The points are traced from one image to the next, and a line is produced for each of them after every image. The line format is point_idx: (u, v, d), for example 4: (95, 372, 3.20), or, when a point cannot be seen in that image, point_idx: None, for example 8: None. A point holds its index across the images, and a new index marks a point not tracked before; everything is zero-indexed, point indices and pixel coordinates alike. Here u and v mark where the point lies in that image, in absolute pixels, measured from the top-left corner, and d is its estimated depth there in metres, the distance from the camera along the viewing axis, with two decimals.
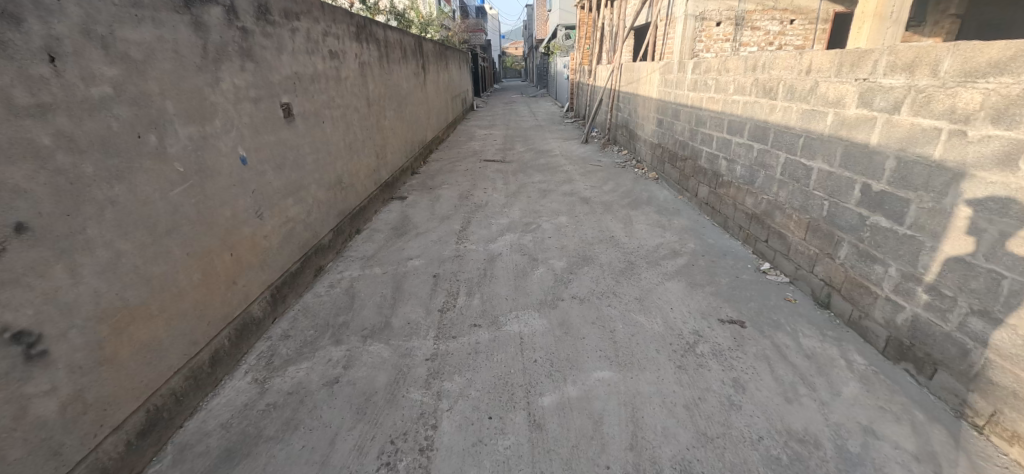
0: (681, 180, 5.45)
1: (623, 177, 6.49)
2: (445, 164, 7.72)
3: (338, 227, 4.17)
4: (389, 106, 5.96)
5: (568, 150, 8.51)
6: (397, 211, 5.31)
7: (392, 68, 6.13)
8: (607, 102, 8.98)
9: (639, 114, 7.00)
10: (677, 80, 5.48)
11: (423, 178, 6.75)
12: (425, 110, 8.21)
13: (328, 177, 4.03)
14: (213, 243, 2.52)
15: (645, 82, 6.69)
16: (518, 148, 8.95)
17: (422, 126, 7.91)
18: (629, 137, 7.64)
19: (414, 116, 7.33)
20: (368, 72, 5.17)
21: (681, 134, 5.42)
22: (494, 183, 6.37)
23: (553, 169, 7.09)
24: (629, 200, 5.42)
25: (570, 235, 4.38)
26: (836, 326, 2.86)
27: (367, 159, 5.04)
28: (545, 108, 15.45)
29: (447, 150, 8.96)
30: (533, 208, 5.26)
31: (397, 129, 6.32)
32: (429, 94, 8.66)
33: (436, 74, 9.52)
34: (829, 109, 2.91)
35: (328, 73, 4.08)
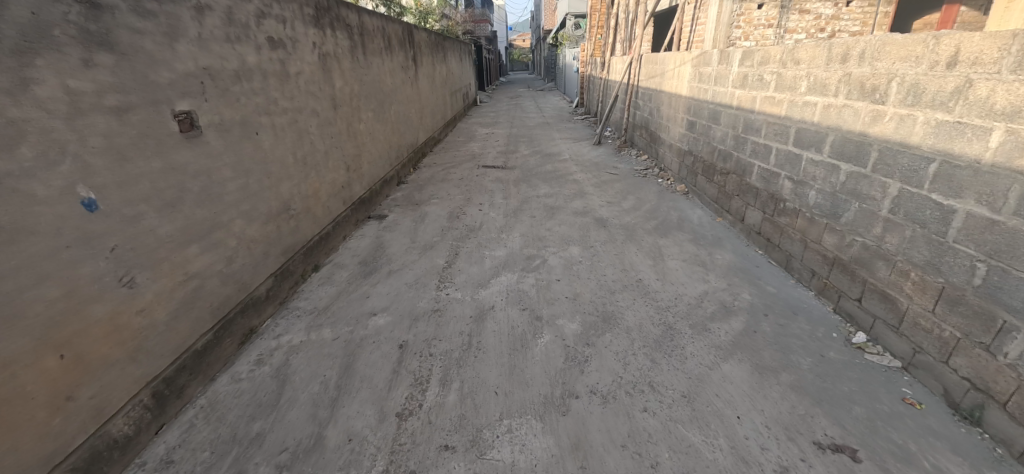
0: (719, 197, 4.42)
1: (646, 189, 5.46)
2: (438, 170, 6.71)
3: (284, 269, 3.21)
4: (366, 107, 4.95)
5: (579, 153, 7.46)
6: (371, 236, 4.34)
7: (370, 59, 5.12)
8: (624, 98, 7.90)
9: (664, 113, 5.94)
10: (716, 74, 4.41)
11: (409, 190, 5.76)
12: (416, 108, 7.19)
13: (269, 204, 3.07)
14: (19, 347, 1.59)
15: (672, 76, 5.62)
16: (522, 150, 7.93)
17: (412, 127, 6.90)
18: (650, 139, 6.58)
19: (401, 117, 6.31)
20: (335, 65, 4.18)
21: (721, 141, 4.37)
22: (492, 197, 5.38)
23: (561, 178, 6.07)
24: (656, 222, 4.40)
25: (583, 277, 3.38)
26: (1001, 463, 1.85)
27: (332, 175, 4.06)
28: (553, 104, 14.35)
29: (442, 153, 7.95)
30: (537, 232, 4.26)
31: (378, 132, 5.32)
32: (422, 89, 7.62)
33: (431, 66, 8.46)
34: (996, 122, 1.92)
35: (269, 67, 3.10)
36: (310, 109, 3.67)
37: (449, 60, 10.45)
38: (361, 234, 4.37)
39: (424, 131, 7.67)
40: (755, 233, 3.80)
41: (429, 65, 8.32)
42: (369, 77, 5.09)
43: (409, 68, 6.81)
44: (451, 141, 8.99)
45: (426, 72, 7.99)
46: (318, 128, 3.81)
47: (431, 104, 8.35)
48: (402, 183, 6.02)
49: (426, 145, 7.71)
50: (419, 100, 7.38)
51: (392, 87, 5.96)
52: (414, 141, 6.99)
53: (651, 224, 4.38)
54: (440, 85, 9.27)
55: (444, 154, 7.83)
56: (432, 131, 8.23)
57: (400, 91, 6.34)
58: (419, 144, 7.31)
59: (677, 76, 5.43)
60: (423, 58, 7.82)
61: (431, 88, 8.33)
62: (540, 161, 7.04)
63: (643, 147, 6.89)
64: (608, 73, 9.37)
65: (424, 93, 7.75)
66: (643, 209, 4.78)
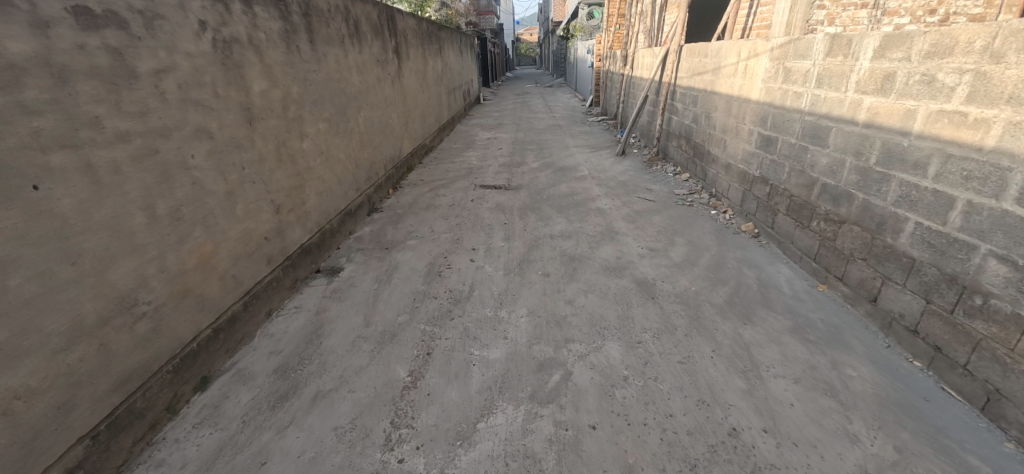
0: (824, 255, 2.97)
1: (698, 226, 4.02)
2: (424, 191, 5.30)
3: (117, 416, 1.85)
4: (315, 117, 3.54)
5: (601, 168, 6.01)
6: (310, 310, 2.95)
7: (322, 50, 3.71)
8: (654, 99, 6.42)
9: (719, 123, 4.47)
10: (819, 72, 2.96)
11: (381, 224, 4.35)
12: (398, 111, 5.76)
13: (73, 311, 1.71)
14: None
15: (732, 73, 4.15)
16: (530, 162, 6.48)
17: (393, 136, 5.48)
18: (694, 154, 5.11)
19: (375, 124, 4.89)
20: (252, 58, 2.78)
21: (827, 172, 2.93)
22: (488, 236, 3.96)
23: (581, 205, 4.64)
24: (730, 291, 2.97)
25: (636, 425, 1.98)
26: None
27: (244, 223, 2.68)
28: (564, 102, 12.86)
29: (433, 165, 6.53)
30: (552, 307, 2.85)
31: (335, 149, 3.91)
32: (407, 87, 6.19)
33: (421, 60, 7.01)
34: None
35: (75, 61, 1.73)
36: (193, 128, 2.29)
37: (446, 52, 8.98)
38: (296, 306, 2.99)
39: (410, 140, 6.25)
40: (910, 330, 2.36)
41: (419, 58, 6.88)
42: (321, 74, 3.68)
43: (388, 62, 5.38)
44: (445, 149, 7.57)
45: (414, 67, 6.55)
46: (212, 157, 2.42)
47: (422, 105, 6.92)
48: (373, 213, 4.62)
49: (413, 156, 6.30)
50: (403, 102, 5.96)
51: (362, 87, 4.54)
52: (395, 154, 5.58)
53: (722, 293, 2.95)
54: (433, 82, 7.82)
55: (435, 167, 6.41)
56: (421, 139, 6.81)
57: (375, 91, 4.90)
58: (403, 156, 5.90)
59: (742, 74, 3.96)
60: (410, 50, 6.37)
61: (421, 87, 6.90)
62: (552, 179, 5.60)
63: (683, 164, 5.42)
64: (633, 68, 7.88)
65: (410, 92, 6.31)
66: (703, 264, 3.35)
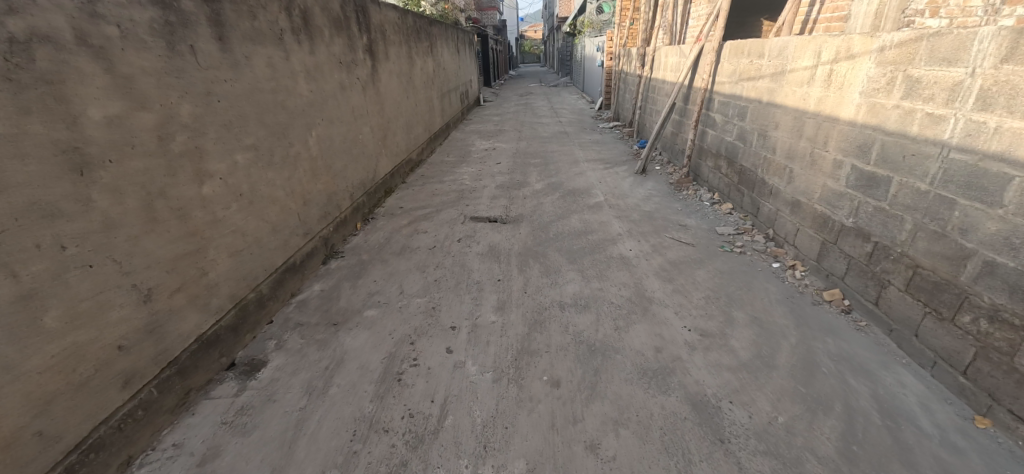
0: (988, 374, 1.95)
1: (761, 291, 2.95)
2: (400, 226, 4.24)
3: None
4: (228, 145, 2.50)
5: (619, 192, 4.94)
6: (193, 453, 1.93)
7: (244, 50, 2.66)
8: (682, 108, 5.32)
9: (781, 145, 3.39)
10: (989, 87, 1.89)
11: (337, 279, 3.31)
12: (373, 123, 4.70)
13: None
14: None
15: (806, 80, 3.06)
16: (532, 182, 5.39)
17: (364, 156, 4.43)
18: (740, 180, 4.02)
19: (336, 143, 3.84)
20: (88, 67, 1.75)
21: (998, 246, 1.89)
22: (474, 304, 2.91)
23: (599, 251, 3.57)
24: (841, 428, 1.91)
25: None
26: None
27: (66, 337, 1.66)
28: (571, 104, 11.76)
29: (418, 185, 5.48)
30: (565, 462, 1.81)
31: (267, 185, 2.86)
32: (386, 93, 5.11)
33: (406, 60, 5.93)
34: None
35: None
36: None
37: (438, 49, 7.88)
38: (175, 445, 1.96)
39: (389, 157, 5.19)
40: None
41: (403, 56, 5.79)
42: (242, 84, 2.64)
43: (359, 63, 4.31)
44: (435, 163, 6.50)
45: (396, 68, 5.48)
46: None
47: (406, 113, 5.85)
48: (330, 261, 3.57)
49: (393, 175, 5.24)
50: (379, 111, 4.88)
51: (316, 98, 3.48)
52: (368, 176, 4.52)
53: (829, 433, 1.90)
54: (422, 84, 6.73)
55: (419, 189, 5.34)
56: (405, 153, 5.75)
57: (337, 101, 3.84)
58: (380, 178, 4.85)
59: (824, 83, 2.89)
60: (391, 47, 5.30)
61: (405, 91, 5.83)
62: (559, 209, 4.52)
63: (724, 192, 4.33)
64: (652, 69, 6.77)
65: (390, 99, 5.24)
66: (785, 366, 2.28)
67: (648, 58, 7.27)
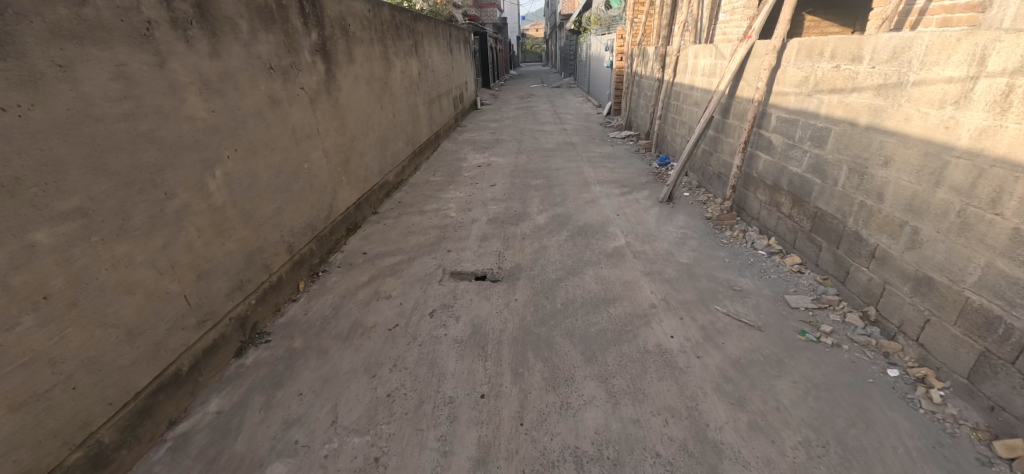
0: None
1: (890, 431, 1.89)
2: (356, 285, 3.17)
3: None
4: (7, 222, 1.49)
5: (644, 231, 3.88)
6: None
7: (56, 56, 1.64)
8: (722, 122, 4.25)
9: (891, 190, 2.35)
10: None
11: (247, 389, 2.26)
12: (328, 144, 3.63)
13: None
14: None
15: (951, 100, 2.02)
16: (534, 214, 4.32)
17: (312, 190, 3.36)
18: (816, 228, 2.95)
19: (262, 180, 2.78)
20: None
21: None
22: (441, 452, 1.87)
23: (627, 338, 2.51)
24: None
25: None
26: None
27: None
28: (577, 108, 10.67)
29: (392, 217, 4.42)
30: None
31: (114, 268, 1.83)
32: (349, 104, 4.03)
33: (381, 61, 4.87)
34: None
35: None
36: None
37: (425, 48, 6.78)
38: None
39: (354, 184, 4.12)
40: None
41: (376, 57, 4.72)
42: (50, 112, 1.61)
43: (303, 68, 3.25)
44: (417, 184, 5.43)
45: (365, 71, 4.41)
46: None
47: (379, 127, 4.78)
48: (247, 351, 2.53)
49: (358, 207, 4.18)
50: (338, 127, 3.81)
51: (223, 121, 2.44)
52: (318, 215, 3.45)
53: None
54: (403, 89, 5.64)
55: (392, 223, 4.27)
56: (377, 176, 4.68)
57: (263, 122, 2.78)
58: (338, 214, 3.79)
59: (990, 107, 1.86)
60: (357, 46, 4.23)
61: (378, 100, 4.76)
62: (567, 258, 3.45)
63: (787, 239, 3.27)
64: (676, 72, 5.71)
65: (356, 112, 4.17)
66: None
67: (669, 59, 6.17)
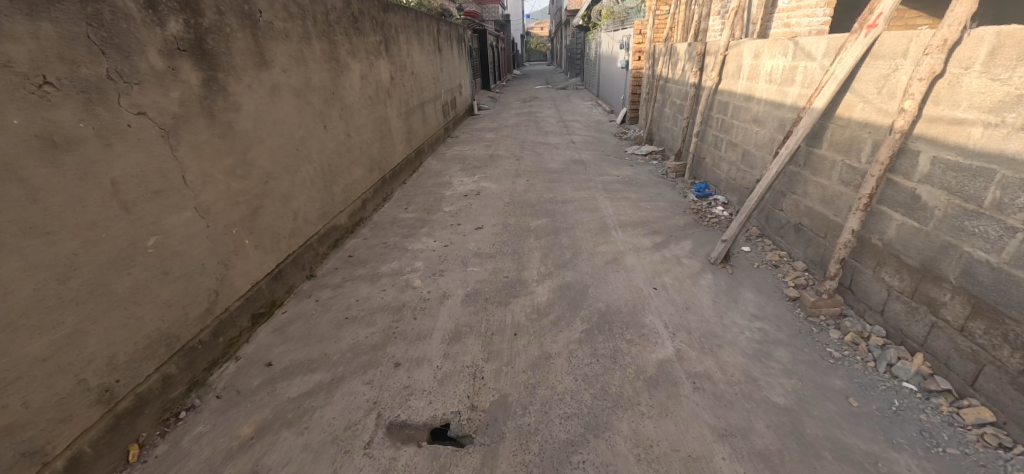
0: None
1: None
2: (227, 449, 1.87)
3: None
4: None
5: (702, 322, 2.54)
6: None
7: None
8: (809, 154, 2.90)
9: None
10: None
11: None
12: (214, 197, 2.34)
13: None
14: None
15: None
16: (532, 285, 3.00)
17: (171, 277, 2.07)
18: None
19: (17, 295, 1.50)
20: None
21: None
22: None
23: None
24: None
25: None
26: None
27: None
28: (587, 115, 9.31)
29: (332, 286, 3.10)
30: None
31: None
32: (262, 128, 2.73)
33: (328, 64, 3.56)
34: None
35: None
36: None
37: (401, 46, 5.46)
38: None
39: (270, 244, 2.82)
40: None
41: (318, 58, 3.41)
42: None
43: (146, 81, 1.95)
44: (381, 225, 4.13)
45: (295, 80, 3.10)
46: None
47: (322, 154, 3.47)
48: None
49: (279, 276, 2.88)
50: (237, 166, 2.51)
51: None
52: (188, 315, 2.17)
53: None
54: (365, 98, 4.32)
55: (329, 297, 2.96)
56: (317, 223, 3.38)
57: (18, 188, 1.50)
58: (235, 298, 2.50)
59: None
60: (280, 43, 2.93)
61: (321, 117, 3.44)
62: (584, 385, 2.13)
63: (959, 370, 1.95)
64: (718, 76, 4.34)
65: (275, 139, 2.86)
66: None
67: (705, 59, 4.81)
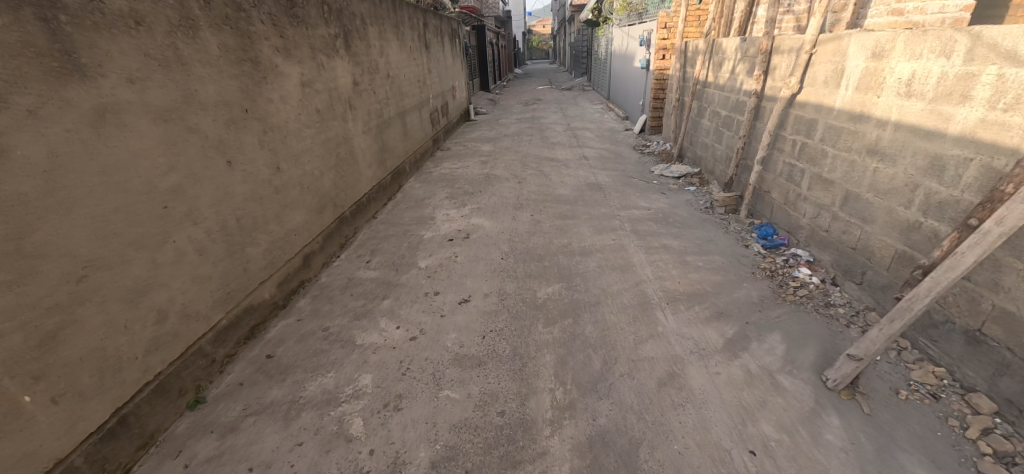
0: None
1: None
2: None
3: None
4: None
5: None
6: None
7: None
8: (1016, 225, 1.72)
9: None
10: None
11: None
12: None
13: None
14: None
15: None
16: (542, 436, 1.81)
17: None
18: None
19: None
20: None
21: None
22: None
23: None
24: None
25: None
26: None
27: None
28: (599, 122, 8.10)
29: (223, 427, 1.93)
30: None
31: None
32: (73, 186, 1.57)
33: (237, 68, 2.38)
34: None
35: None
36: None
37: (371, 41, 4.25)
38: None
39: (99, 378, 1.67)
40: None
41: (218, 60, 2.24)
42: None
43: None
44: (328, 291, 2.95)
45: (161, 95, 1.92)
46: None
47: (228, 204, 2.31)
48: None
49: (118, 431, 1.72)
50: None
51: None
52: None
53: None
54: (312, 113, 3.14)
55: (207, 457, 1.79)
56: (213, 312, 2.21)
57: None
58: None
59: None
60: (124, 37, 1.76)
61: (222, 149, 2.26)
62: None
63: None
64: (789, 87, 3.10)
65: (109, 200, 1.69)
66: None
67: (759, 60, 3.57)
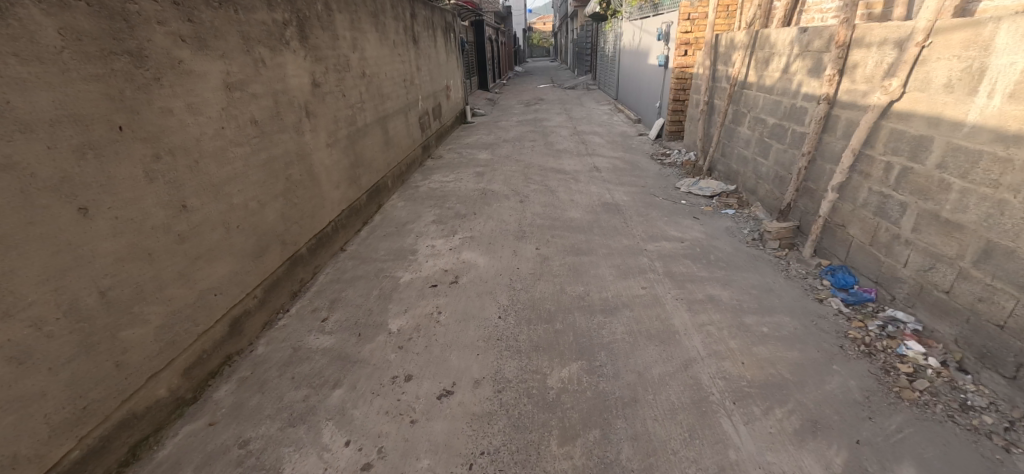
0: None
1: None
2: None
3: None
4: None
5: None
6: None
7: None
8: None
9: None
10: None
11: None
12: None
13: None
14: None
15: None
16: None
17: None
18: None
19: None
20: None
21: None
22: None
23: None
24: None
25: None
26: None
27: None
28: (609, 125, 7.29)
29: None
30: None
31: None
32: None
33: (101, 66, 1.60)
34: None
35: None
36: None
37: (341, 32, 3.44)
38: None
39: None
40: None
41: (58, 55, 1.47)
42: None
43: None
44: (263, 370, 2.17)
45: None
46: None
47: (79, 272, 1.53)
48: None
49: None
50: None
51: None
52: None
53: None
54: (247, 126, 2.34)
55: None
56: (51, 443, 1.46)
57: None
58: None
59: None
60: None
61: (67, 192, 1.49)
62: None
63: None
64: (887, 95, 2.29)
65: None
66: None
67: (831, 57, 2.77)
